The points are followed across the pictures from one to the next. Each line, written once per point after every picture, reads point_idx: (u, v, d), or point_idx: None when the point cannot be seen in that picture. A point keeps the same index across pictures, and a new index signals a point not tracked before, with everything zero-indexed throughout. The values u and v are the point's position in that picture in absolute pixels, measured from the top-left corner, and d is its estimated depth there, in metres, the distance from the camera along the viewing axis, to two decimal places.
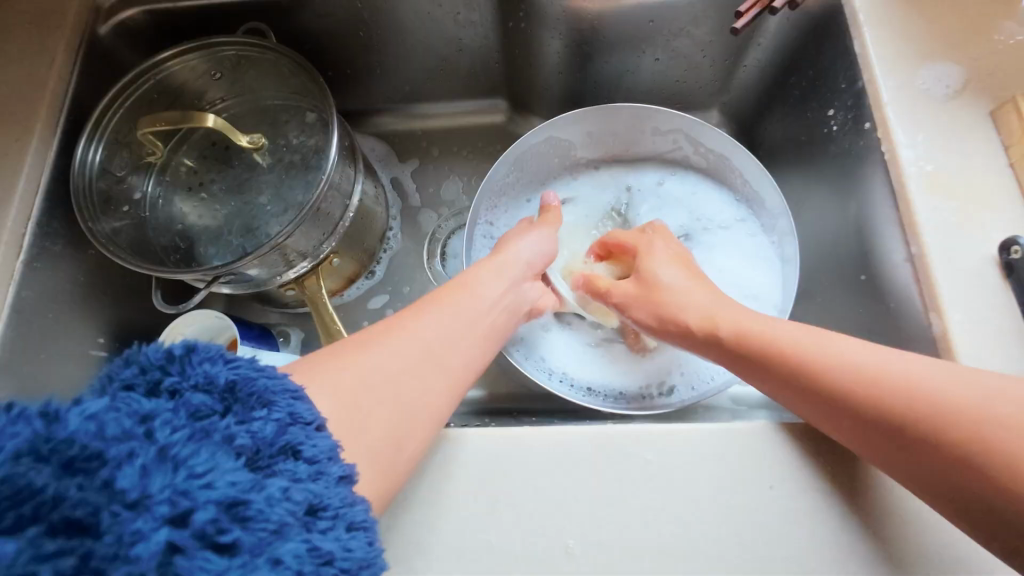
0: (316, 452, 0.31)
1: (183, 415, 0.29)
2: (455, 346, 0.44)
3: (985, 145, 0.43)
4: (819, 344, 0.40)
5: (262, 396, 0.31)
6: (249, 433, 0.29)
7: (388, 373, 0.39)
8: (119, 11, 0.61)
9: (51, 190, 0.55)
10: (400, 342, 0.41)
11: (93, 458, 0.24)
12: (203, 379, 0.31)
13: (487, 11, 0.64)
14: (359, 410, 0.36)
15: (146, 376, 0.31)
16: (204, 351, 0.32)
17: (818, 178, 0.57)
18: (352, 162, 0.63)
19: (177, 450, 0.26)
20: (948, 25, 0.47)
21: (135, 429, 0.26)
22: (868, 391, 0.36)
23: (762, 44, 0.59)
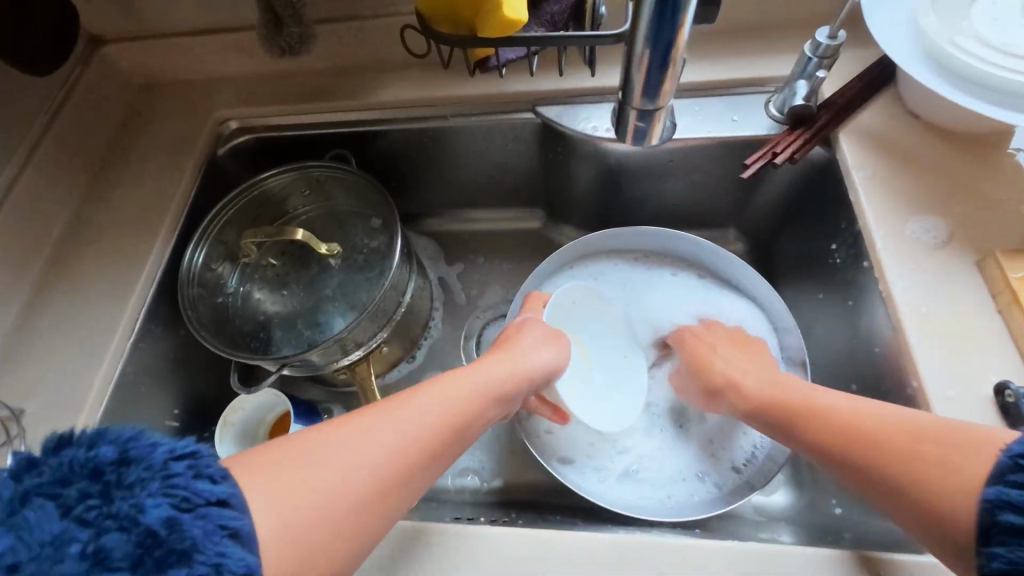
0: (238, 565, 0.31)
1: (91, 557, 0.29)
2: (421, 452, 0.44)
3: (974, 291, 0.48)
4: (834, 401, 0.48)
5: (186, 548, 0.30)
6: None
7: (335, 487, 0.38)
8: (235, 138, 0.76)
9: (162, 283, 0.66)
10: (444, 400, 0.48)
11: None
12: (132, 510, 0.31)
13: (530, 144, 0.75)
14: (312, 525, 0.36)
15: (63, 491, 0.31)
16: (137, 470, 0.32)
17: (828, 300, 0.62)
18: (409, 262, 0.72)
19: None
20: (933, 183, 0.54)
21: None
22: (858, 430, 0.44)
23: (771, 181, 0.66)
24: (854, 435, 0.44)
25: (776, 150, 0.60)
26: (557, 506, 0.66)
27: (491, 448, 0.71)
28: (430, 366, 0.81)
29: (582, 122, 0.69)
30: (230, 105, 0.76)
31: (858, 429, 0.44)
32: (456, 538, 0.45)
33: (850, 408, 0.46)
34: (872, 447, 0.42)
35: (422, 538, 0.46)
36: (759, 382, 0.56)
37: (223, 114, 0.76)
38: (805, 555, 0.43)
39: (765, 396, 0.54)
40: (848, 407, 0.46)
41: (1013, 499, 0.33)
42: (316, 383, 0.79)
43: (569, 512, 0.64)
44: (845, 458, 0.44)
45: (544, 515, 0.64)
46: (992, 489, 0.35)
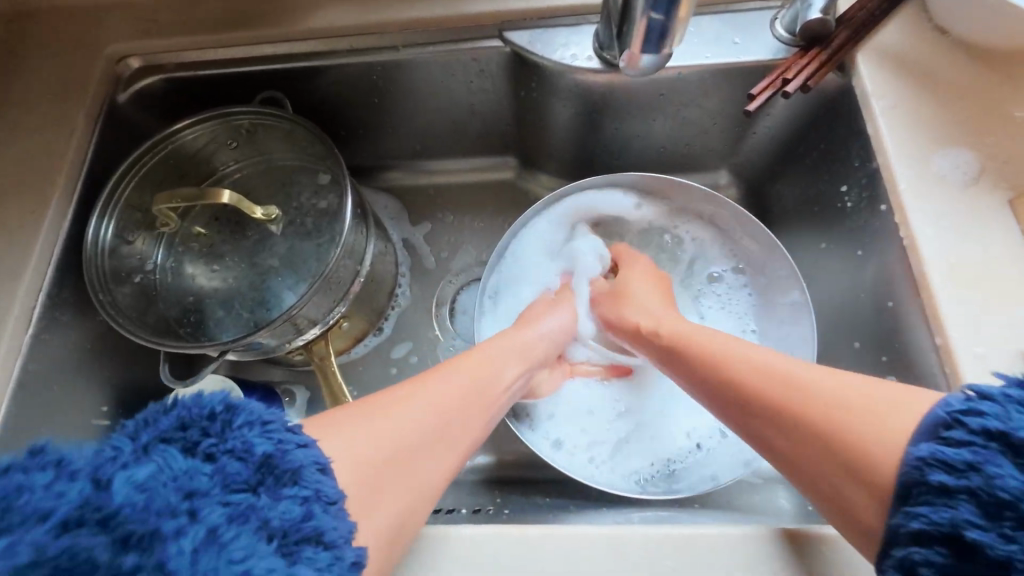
0: (335, 536, 0.30)
1: (221, 485, 0.28)
2: (465, 415, 0.44)
3: (1007, 234, 0.43)
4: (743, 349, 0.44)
5: (295, 471, 0.31)
6: (279, 514, 0.29)
7: (398, 445, 0.38)
8: (138, 80, 0.62)
9: (64, 262, 0.55)
10: (441, 404, 0.43)
11: (148, 536, 0.25)
12: (241, 446, 0.30)
13: (499, 79, 0.64)
14: (377, 486, 0.35)
15: (183, 434, 0.30)
16: (245, 414, 0.31)
17: (833, 248, 0.56)
18: (365, 224, 0.63)
19: (222, 530, 0.26)
20: (960, 111, 0.48)
21: (179, 505, 0.26)
22: (750, 379, 0.41)
23: (772, 115, 0.58)
24: (761, 390, 0.40)
25: (787, 76, 0.52)
26: (543, 482, 0.61)
27: None
28: (399, 338, 0.73)
29: (558, 49, 0.59)
30: (125, 38, 0.62)
31: (746, 383, 0.41)
32: (436, 543, 0.40)
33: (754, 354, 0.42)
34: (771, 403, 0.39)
35: (397, 545, 0.39)
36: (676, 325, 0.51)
37: (118, 50, 0.62)
38: (826, 537, 0.38)
39: (674, 343, 0.49)
40: (742, 350, 0.43)
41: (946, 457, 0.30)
42: (271, 364, 0.71)
43: (559, 489, 0.60)
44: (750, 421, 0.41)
45: (530, 494, 0.60)
46: (926, 445, 0.31)
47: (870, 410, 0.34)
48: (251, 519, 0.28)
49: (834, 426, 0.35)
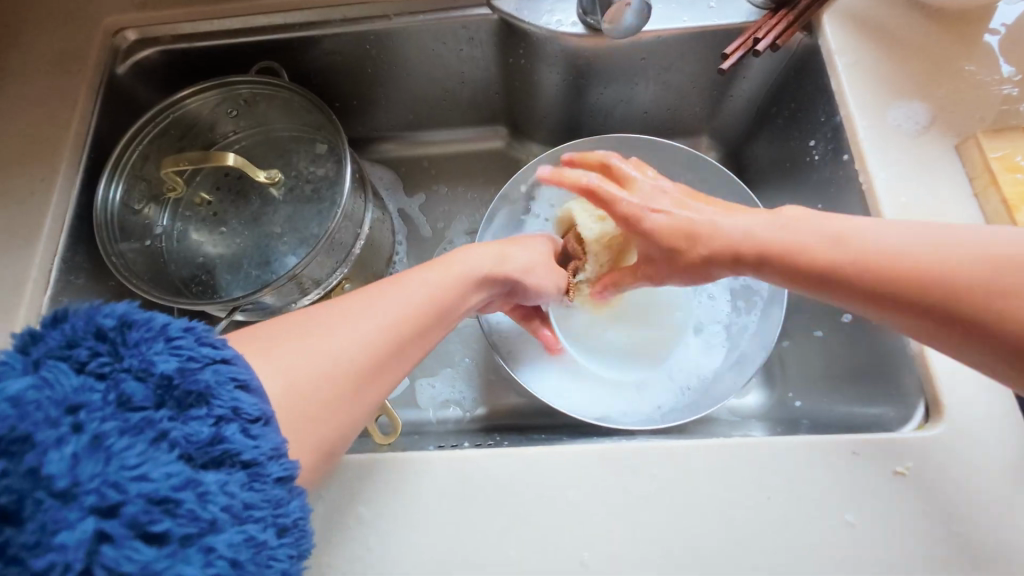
0: (255, 454, 0.31)
1: (114, 402, 0.29)
2: (404, 338, 0.41)
3: (955, 176, 0.48)
4: (863, 237, 0.39)
5: (202, 391, 0.30)
6: (186, 433, 0.29)
7: (335, 360, 0.37)
8: (136, 52, 0.64)
9: (74, 228, 0.58)
10: (366, 318, 0.40)
11: (20, 441, 0.26)
12: (139, 365, 0.30)
13: (488, 47, 0.67)
14: (314, 398, 0.35)
15: (73, 352, 0.30)
16: (142, 330, 0.31)
17: (802, 201, 0.61)
18: (363, 191, 0.65)
19: (110, 440, 0.27)
20: (914, 68, 0.52)
21: (60, 418, 0.27)
22: (883, 263, 0.37)
23: (748, 77, 0.62)
24: (926, 283, 0.35)
25: (758, 36, 0.55)
26: (538, 428, 0.66)
27: (470, 377, 0.69)
28: None
29: (545, 15, 0.61)
30: (120, 10, 0.63)
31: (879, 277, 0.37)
32: (442, 465, 0.43)
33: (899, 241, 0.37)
34: (923, 297, 0.35)
35: (406, 468, 0.43)
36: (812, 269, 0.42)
37: (114, 22, 0.63)
38: (798, 448, 0.42)
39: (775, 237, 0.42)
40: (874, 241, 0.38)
41: None
42: None
43: (553, 431, 0.64)
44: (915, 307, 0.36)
45: (526, 438, 0.64)
46: None
47: None
48: (148, 433, 0.28)
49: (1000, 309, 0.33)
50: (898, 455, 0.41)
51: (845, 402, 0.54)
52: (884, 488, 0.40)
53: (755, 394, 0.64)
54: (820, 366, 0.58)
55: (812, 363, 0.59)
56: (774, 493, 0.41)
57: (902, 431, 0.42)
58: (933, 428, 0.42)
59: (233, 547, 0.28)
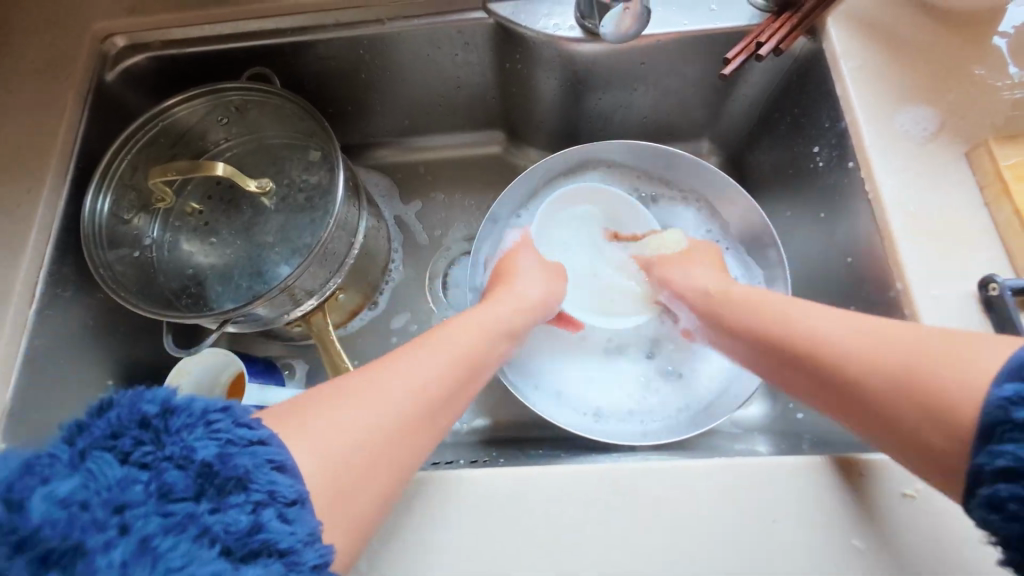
0: (292, 541, 0.29)
1: (155, 494, 0.28)
2: (433, 410, 0.41)
3: (964, 184, 0.47)
4: (811, 322, 0.43)
5: (241, 476, 0.29)
6: (225, 525, 0.28)
7: (368, 428, 0.36)
8: (125, 59, 0.63)
9: (61, 239, 0.57)
10: (396, 386, 0.40)
11: (69, 552, 0.25)
12: (180, 453, 0.29)
13: (483, 52, 0.66)
14: (345, 474, 0.34)
15: (115, 442, 0.29)
16: (183, 416, 0.30)
17: (805, 208, 0.59)
18: (357, 198, 0.64)
19: (157, 541, 0.26)
20: (921, 72, 0.51)
21: (108, 519, 0.26)
22: (805, 344, 0.42)
23: (750, 82, 0.61)
24: (849, 377, 0.39)
25: (761, 40, 0.54)
26: (537, 441, 0.64)
27: None
28: (394, 311, 0.75)
29: (541, 19, 0.60)
30: (109, 16, 0.62)
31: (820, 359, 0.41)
32: (436, 486, 0.42)
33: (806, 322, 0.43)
34: (836, 385, 0.40)
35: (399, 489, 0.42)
36: (750, 313, 0.49)
37: (103, 28, 0.62)
38: (802, 469, 0.40)
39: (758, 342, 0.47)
40: (802, 324, 0.44)
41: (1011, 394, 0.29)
42: (269, 339, 0.72)
43: (551, 444, 0.63)
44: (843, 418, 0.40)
45: (524, 451, 0.63)
46: (1010, 386, 0.30)
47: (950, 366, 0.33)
48: (192, 529, 0.27)
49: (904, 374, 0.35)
50: (908, 477, 0.39)
51: None
52: (892, 510, 0.39)
53: (757, 406, 0.63)
54: None
55: None
56: (778, 516, 0.39)
57: None
58: None
59: None
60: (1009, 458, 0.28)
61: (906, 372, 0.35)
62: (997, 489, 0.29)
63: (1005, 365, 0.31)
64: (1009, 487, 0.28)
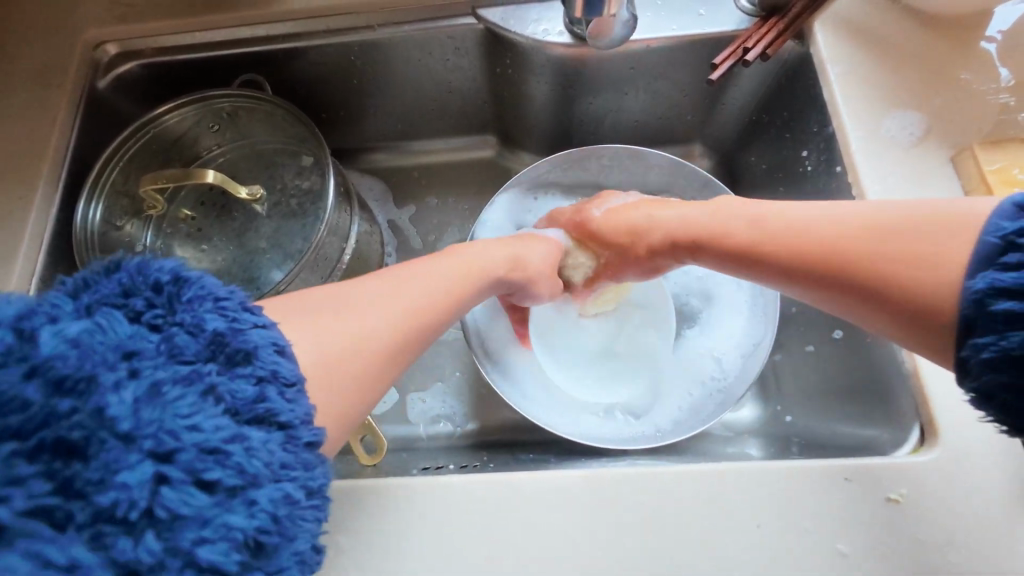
0: (290, 417, 0.29)
1: (166, 353, 0.27)
2: (427, 314, 0.41)
3: (950, 189, 0.47)
4: (799, 214, 0.43)
5: (248, 351, 0.29)
6: (231, 390, 0.27)
7: (356, 336, 0.36)
8: (117, 66, 0.63)
9: (53, 246, 0.57)
10: (377, 298, 0.39)
11: (84, 380, 0.24)
12: (191, 321, 0.28)
13: (474, 57, 0.66)
14: (340, 372, 0.35)
15: (127, 300, 0.28)
16: (195, 288, 0.29)
17: (795, 211, 0.59)
18: (348, 204, 0.64)
19: (167, 388, 0.25)
20: (908, 77, 0.51)
21: (117, 362, 0.25)
22: (781, 242, 0.43)
23: (739, 86, 0.61)
24: (831, 253, 0.39)
25: (748, 45, 0.54)
26: (529, 444, 0.64)
27: (460, 392, 0.68)
28: None
29: (531, 25, 0.60)
30: (101, 23, 0.62)
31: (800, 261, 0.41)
32: (423, 492, 0.42)
33: (780, 224, 0.43)
34: (825, 260, 0.39)
35: (388, 496, 0.42)
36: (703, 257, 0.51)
37: (95, 35, 0.62)
38: (788, 473, 0.41)
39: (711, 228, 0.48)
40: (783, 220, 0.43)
41: (1006, 283, 0.30)
42: None
43: (543, 448, 0.63)
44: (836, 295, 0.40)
45: (516, 455, 0.63)
46: (982, 278, 0.31)
47: (935, 252, 0.34)
48: (199, 384, 0.26)
49: (883, 256, 0.37)
50: (893, 482, 0.39)
51: (839, 420, 0.52)
52: (876, 514, 0.39)
53: (749, 409, 0.63)
54: (815, 382, 0.57)
55: (807, 378, 0.58)
56: (763, 521, 0.39)
57: (896, 456, 0.41)
58: (928, 453, 0.40)
59: (275, 502, 0.26)
60: (993, 348, 0.30)
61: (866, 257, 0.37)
62: (970, 353, 0.31)
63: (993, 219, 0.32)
64: (984, 360, 0.30)
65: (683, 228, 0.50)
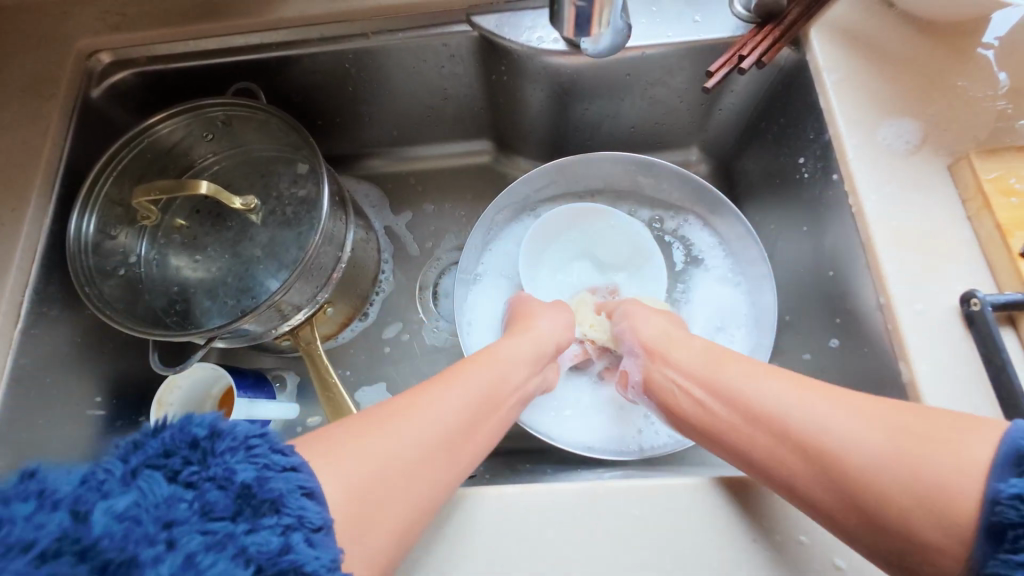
0: (317, 565, 0.28)
1: (198, 512, 0.27)
2: (460, 443, 0.42)
3: (947, 197, 0.47)
4: (770, 394, 0.41)
5: (275, 499, 0.30)
6: (257, 545, 0.27)
7: (391, 465, 0.37)
8: (110, 75, 0.63)
9: (47, 257, 0.57)
10: (423, 424, 0.40)
11: (123, 565, 0.24)
12: (223, 473, 0.29)
13: (469, 64, 0.66)
14: (373, 506, 0.35)
15: (168, 460, 0.29)
16: (228, 437, 0.31)
17: (792, 218, 0.59)
18: (344, 211, 0.64)
19: (200, 557, 0.26)
20: (905, 85, 0.51)
21: (157, 534, 0.25)
22: (777, 419, 0.39)
23: (735, 92, 0.61)
24: (835, 451, 0.36)
25: (743, 53, 0.54)
26: (526, 452, 0.64)
27: None
28: (384, 322, 0.75)
29: (525, 33, 0.60)
30: (95, 32, 0.62)
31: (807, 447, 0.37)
32: None
33: (780, 404, 0.40)
34: (815, 449, 0.37)
35: None
36: (691, 354, 0.49)
37: (89, 44, 0.62)
38: None
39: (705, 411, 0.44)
40: (765, 399, 0.41)
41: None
42: (260, 351, 0.72)
43: (540, 457, 0.63)
44: (783, 479, 0.39)
45: (514, 463, 0.63)
46: (1015, 479, 0.30)
47: (946, 478, 0.32)
48: (204, 509, 0.27)
49: (891, 465, 0.34)
50: None
51: None
52: None
53: None
54: None
55: None
56: (759, 534, 0.39)
57: None
58: None
59: None
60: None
61: (901, 460, 0.34)
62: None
63: (998, 456, 0.32)
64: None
65: (699, 380, 0.46)
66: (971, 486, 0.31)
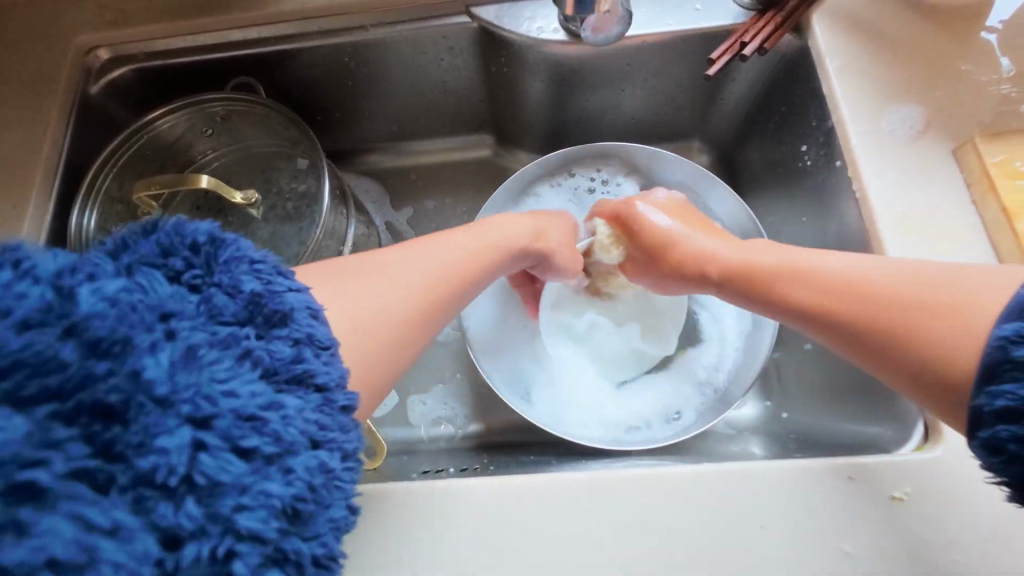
0: (328, 379, 0.28)
1: (204, 314, 0.26)
2: (439, 286, 0.41)
3: (952, 182, 0.46)
4: (829, 262, 0.42)
5: (283, 313, 0.28)
6: (269, 351, 0.26)
7: (374, 313, 0.36)
8: (109, 71, 0.63)
9: None
10: (394, 274, 0.39)
11: (119, 342, 0.22)
12: (228, 282, 0.27)
13: (469, 55, 0.65)
14: (364, 342, 0.35)
15: (166, 262, 0.27)
16: (229, 249, 0.29)
17: (795, 207, 0.59)
18: (344, 205, 0.64)
19: (202, 351, 0.24)
20: (908, 70, 0.50)
21: (153, 323, 0.24)
22: (800, 267, 0.43)
23: (736, 81, 0.60)
24: (847, 289, 0.39)
25: (745, 40, 0.53)
26: (531, 446, 0.64)
27: (461, 394, 0.68)
28: None
29: (525, 22, 0.60)
30: (92, 28, 0.62)
31: (824, 294, 0.41)
32: (425, 497, 0.42)
33: (806, 257, 0.44)
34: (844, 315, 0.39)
35: (389, 503, 0.42)
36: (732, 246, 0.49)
37: (87, 41, 0.62)
38: (790, 472, 0.40)
39: (741, 258, 0.47)
40: (814, 261, 0.43)
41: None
42: None
43: (544, 449, 0.63)
44: (847, 334, 0.39)
45: (518, 456, 0.62)
46: (1010, 325, 0.30)
47: (956, 310, 0.34)
48: (235, 348, 0.26)
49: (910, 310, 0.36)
50: (897, 481, 0.39)
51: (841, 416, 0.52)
52: (880, 513, 0.38)
53: (752, 406, 0.63)
54: (818, 379, 0.56)
55: (810, 375, 0.58)
56: (766, 522, 0.39)
57: (900, 454, 0.41)
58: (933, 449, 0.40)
59: (310, 473, 0.25)
60: (1009, 398, 0.29)
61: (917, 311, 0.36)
62: (998, 431, 0.30)
63: (1009, 307, 0.31)
64: (1010, 428, 0.29)
65: (732, 263, 0.48)
66: (983, 330, 0.32)
